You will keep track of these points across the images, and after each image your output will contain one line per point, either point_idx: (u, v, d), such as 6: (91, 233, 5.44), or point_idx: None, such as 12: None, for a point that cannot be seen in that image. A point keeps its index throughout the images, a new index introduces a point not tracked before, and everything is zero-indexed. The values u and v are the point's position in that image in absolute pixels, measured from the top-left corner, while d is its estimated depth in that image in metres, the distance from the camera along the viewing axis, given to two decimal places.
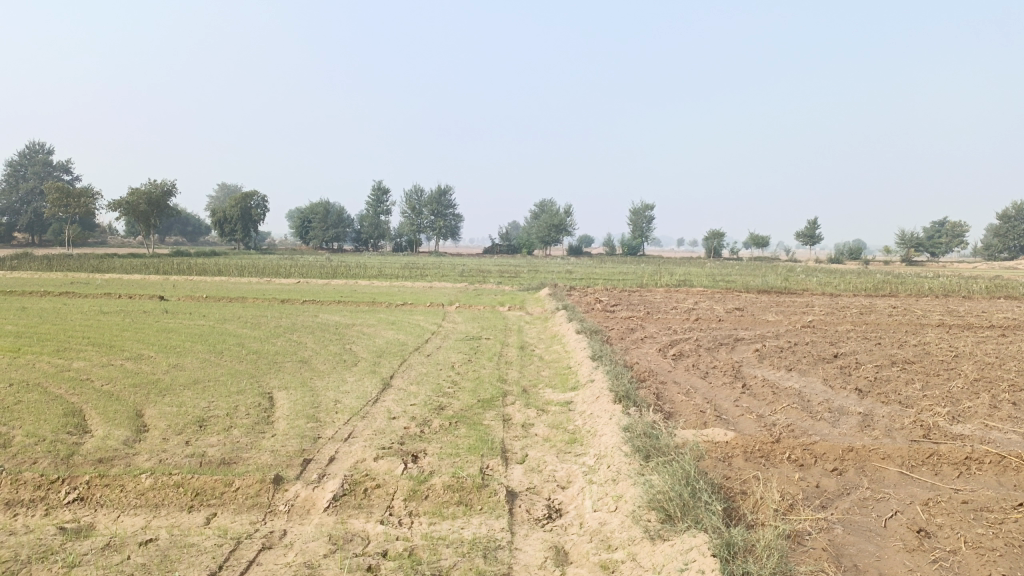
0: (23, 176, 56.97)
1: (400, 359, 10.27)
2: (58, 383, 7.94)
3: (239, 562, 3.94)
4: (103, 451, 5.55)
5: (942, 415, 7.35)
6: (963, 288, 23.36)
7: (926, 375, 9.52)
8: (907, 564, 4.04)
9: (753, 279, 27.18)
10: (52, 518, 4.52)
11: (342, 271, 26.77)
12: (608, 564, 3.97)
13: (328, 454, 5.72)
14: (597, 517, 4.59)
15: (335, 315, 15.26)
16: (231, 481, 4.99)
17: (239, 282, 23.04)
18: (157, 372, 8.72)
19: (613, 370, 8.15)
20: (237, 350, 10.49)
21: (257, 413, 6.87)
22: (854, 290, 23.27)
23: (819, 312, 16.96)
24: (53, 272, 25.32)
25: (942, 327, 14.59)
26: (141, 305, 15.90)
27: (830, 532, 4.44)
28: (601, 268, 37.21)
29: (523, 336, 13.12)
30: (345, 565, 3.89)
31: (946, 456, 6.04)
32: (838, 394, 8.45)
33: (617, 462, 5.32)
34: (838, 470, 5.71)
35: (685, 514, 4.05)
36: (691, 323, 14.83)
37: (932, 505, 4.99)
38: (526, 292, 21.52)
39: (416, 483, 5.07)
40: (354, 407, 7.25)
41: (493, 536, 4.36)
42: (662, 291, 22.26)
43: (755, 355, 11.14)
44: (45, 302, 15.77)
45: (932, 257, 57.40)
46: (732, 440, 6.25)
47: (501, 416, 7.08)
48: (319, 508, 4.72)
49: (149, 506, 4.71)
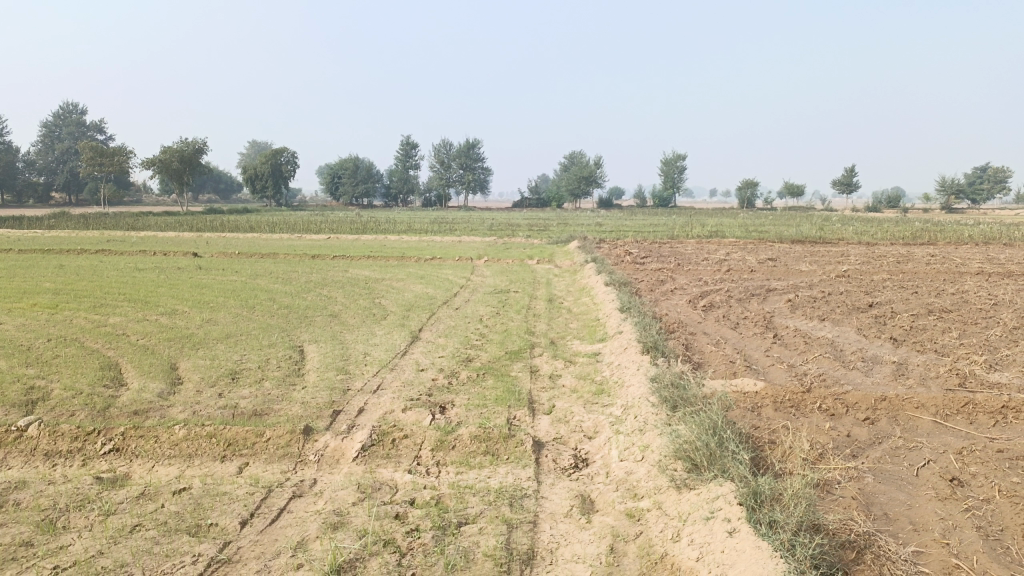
0: (59, 137, 57.85)
1: (429, 312, 10.31)
2: (95, 338, 8.10)
3: (270, 510, 4.01)
4: (139, 403, 5.67)
5: (979, 363, 7.22)
6: (1004, 235, 22.73)
7: (964, 323, 9.32)
8: (939, 512, 3.99)
9: (787, 228, 26.75)
10: (90, 468, 4.65)
11: (372, 226, 26.83)
12: (634, 513, 3.97)
13: (357, 405, 5.77)
14: (623, 466, 4.58)
15: (364, 269, 15.32)
16: (262, 432, 5.06)
17: (270, 239, 23.23)
18: (191, 326, 8.86)
19: (641, 322, 8.10)
20: (269, 305, 10.61)
21: (288, 365, 6.97)
22: (891, 239, 22.77)
23: (855, 261, 16.62)
24: (90, 231, 25.71)
25: (981, 275, 14.25)
26: (175, 262, 16.10)
27: (860, 481, 4.39)
28: (631, 219, 36.70)
29: (552, 289, 13.06)
30: (373, 512, 3.94)
31: (982, 404, 5.92)
32: (872, 343, 8.31)
33: (644, 413, 5.28)
34: (870, 419, 5.62)
35: (712, 463, 4.00)
36: (722, 274, 14.64)
37: (967, 454, 4.90)
38: (556, 245, 21.38)
39: (444, 433, 5.10)
40: (383, 359, 7.32)
41: (520, 485, 4.38)
42: (693, 243, 21.97)
43: (787, 305, 10.99)
44: (81, 260, 16.04)
45: (974, 204, 55.82)
46: (762, 390, 6.20)
47: (529, 368, 7.10)
48: (348, 458, 4.78)
49: (183, 457, 4.81)
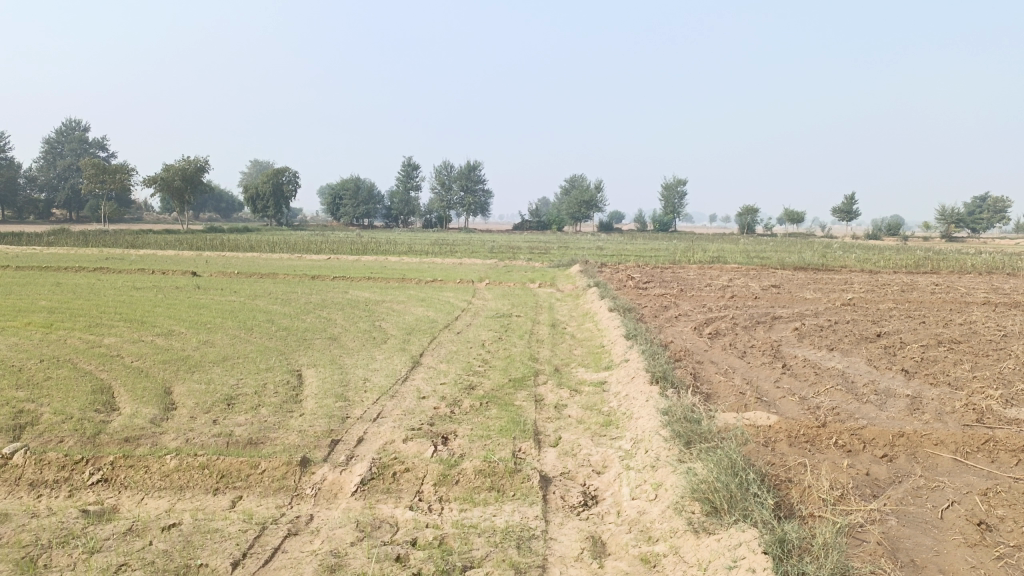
0: (61, 154, 57.89)
1: (430, 336, 10.12)
2: (89, 359, 7.88)
3: (264, 550, 3.79)
4: (130, 429, 5.46)
5: (994, 398, 7.01)
6: (1008, 265, 22.58)
7: (975, 355, 9.12)
8: (969, 560, 3.79)
9: (789, 255, 26.61)
10: (76, 500, 4.44)
11: (372, 247, 26.72)
12: (649, 558, 3.75)
13: (356, 434, 5.56)
14: (635, 506, 4.37)
15: (364, 291, 15.10)
16: (257, 463, 4.85)
17: (270, 258, 23.07)
18: (187, 349, 8.65)
19: (648, 350, 7.89)
20: (267, 326, 10.41)
21: (286, 391, 6.75)
22: (894, 267, 22.68)
23: (859, 289, 16.45)
24: (89, 248, 25.49)
25: (988, 305, 14.06)
26: (173, 281, 15.87)
27: (883, 524, 4.18)
28: (631, 244, 36.67)
29: (554, 314, 12.87)
30: (372, 554, 3.72)
31: (1003, 442, 5.72)
32: (884, 375, 8.11)
33: (656, 448, 5.07)
34: (888, 457, 5.42)
35: (732, 506, 3.79)
36: (726, 300, 14.45)
37: (992, 496, 4.69)
38: (557, 269, 21.22)
39: (447, 467, 4.88)
40: (383, 385, 7.11)
41: (527, 525, 4.16)
42: (696, 268, 21.85)
43: (794, 334, 10.80)
44: (79, 278, 15.81)
45: (974, 232, 55.76)
46: (775, 424, 6.00)
47: (534, 397, 6.89)
48: (347, 493, 4.57)
49: (174, 489, 4.60)
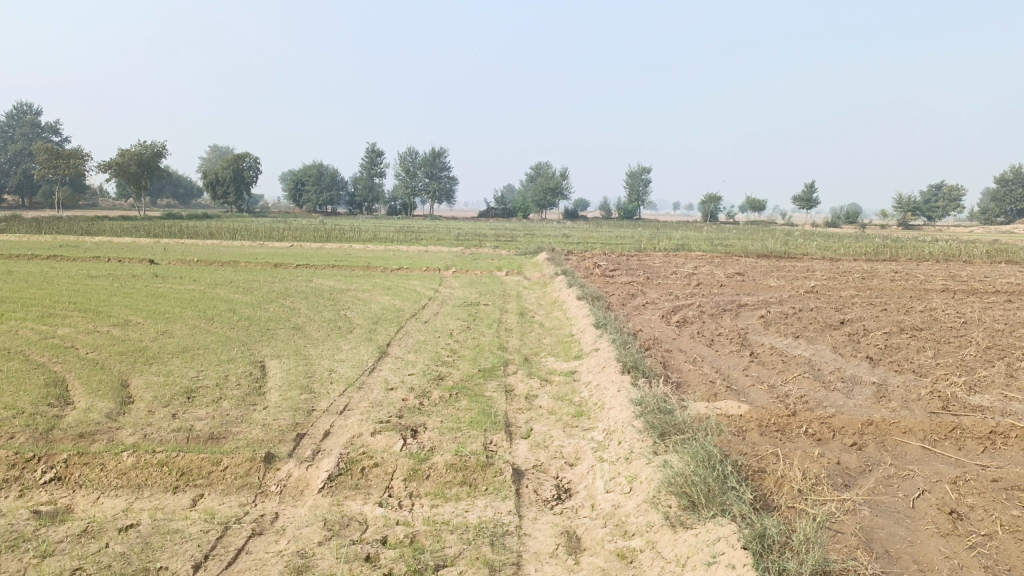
0: (12, 138, 56.00)
1: (397, 325, 9.96)
2: (41, 351, 7.59)
3: (227, 551, 3.64)
4: (85, 425, 5.24)
5: (958, 385, 7.10)
6: (963, 252, 23.01)
7: (937, 342, 9.24)
8: (942, 550, 3.78)
9: (752, 242, 26.82)
10: (27, 500, 4.23)
11: (336, 234, 26.34)
12: (625, 554, 3.68)
13: (322, 428, 5.41)
14: (610, 499, 4.31)
15: (329, 279, 14.86)
16: (219, 460, 4.68)
17: (231, 246, 22.58)
18: (145, 339, 8.37)
19: (618, 339, 7.84)
20: (229, 316, 10.16)
21: (249, 383, 6.56)
22: (854, 255, 22.99)
23: (821, 277, 16.67)
24: (41, 235, 24.71)
25: (947, 292, 14.30)
26: (130, 269, 15.46)
27: (857, 514, 4.16)
28: (597, 231, 36.63)
29: (522, 302, 12.78)
30: (341, 554, 3.60)
31: (969, 429, 5.77)
32: (849, 362, 8.18)
33: (629, 439, 5.02)
34: (858, 445, 5.43)
35: (710, 500, 3.74)
36: (693, 288, 14.52)
37: (962, 484, 4.71)
38: (524, 256, 21.13)
39: (417, 462, 4.77)
40: (349, 377, 6.95)
41: (500, 520, 4.07)
42: (661, 256, 21.94)
43: (761, 322, 10.86)
44: (32, 266, 15.30)
45: (930, 220, 56.89)
46: (746, 413, 5.98)
47: (504, 388, 6.79)
48: (313, 490, 4.43)
49: (131, 487, 4.41)
